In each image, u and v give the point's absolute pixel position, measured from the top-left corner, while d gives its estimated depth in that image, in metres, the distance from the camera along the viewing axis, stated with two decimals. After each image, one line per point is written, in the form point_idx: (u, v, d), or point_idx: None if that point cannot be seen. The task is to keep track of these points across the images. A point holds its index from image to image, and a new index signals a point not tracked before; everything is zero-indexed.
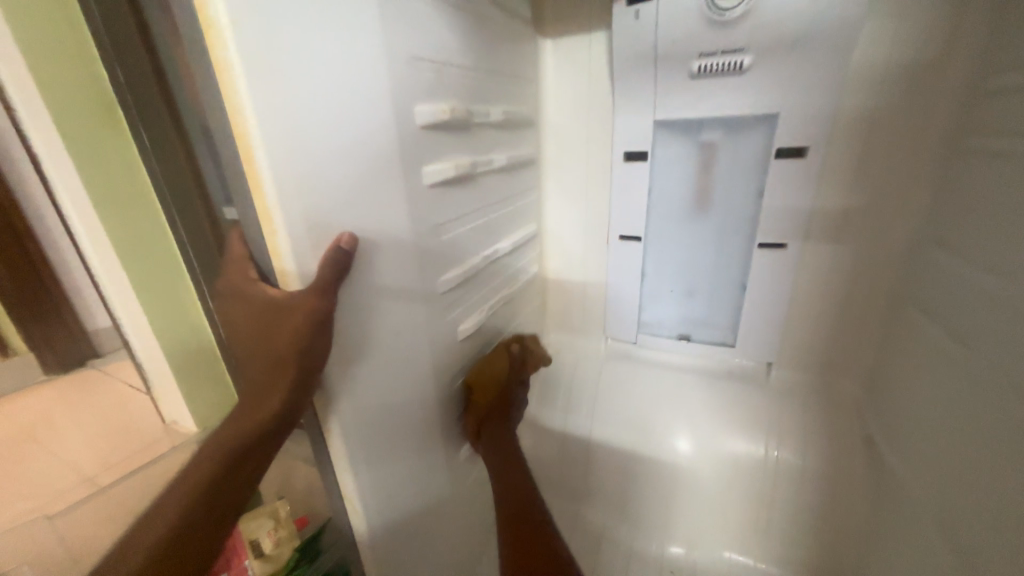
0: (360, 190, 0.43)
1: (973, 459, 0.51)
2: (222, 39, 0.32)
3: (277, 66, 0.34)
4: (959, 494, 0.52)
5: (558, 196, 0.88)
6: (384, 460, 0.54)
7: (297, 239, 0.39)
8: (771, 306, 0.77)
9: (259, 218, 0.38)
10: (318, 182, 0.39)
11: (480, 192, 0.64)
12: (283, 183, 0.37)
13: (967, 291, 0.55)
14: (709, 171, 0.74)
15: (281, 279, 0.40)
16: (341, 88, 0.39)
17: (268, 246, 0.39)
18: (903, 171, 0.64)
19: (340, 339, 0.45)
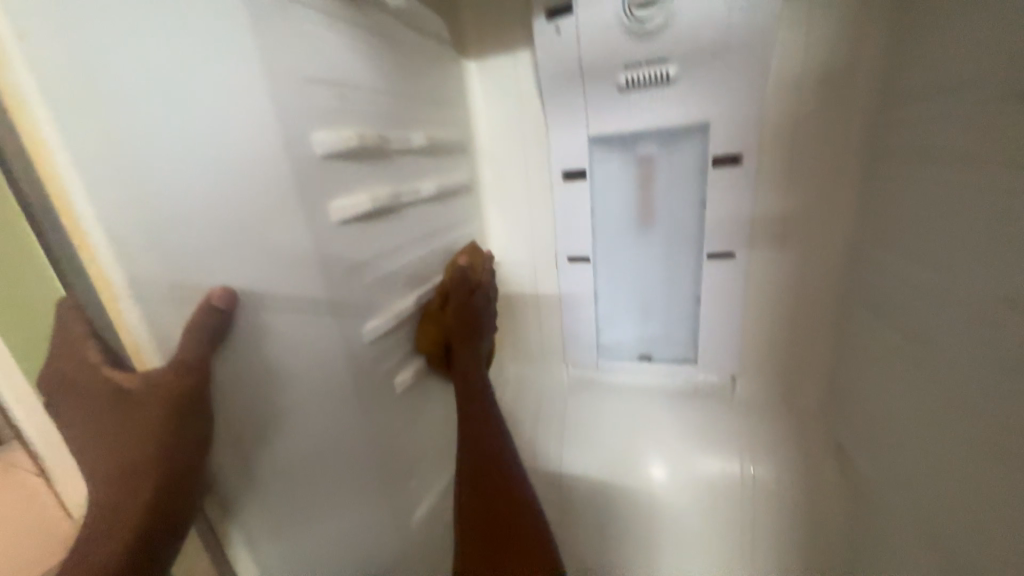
0: (242, 236, 0.36)
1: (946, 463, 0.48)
2: (12, 68, 0.26)
3: (102, 97, 0.28)
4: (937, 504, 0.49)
5: (500, 221, 0.83)
6: (309, 549, 0.45)
7: (153, 307, 0.32)
8: (726, 316, 0.75)
9: (94, 282, 0.30)
10: (180, 234, 0.32)
11: (408, 225, 0.58)
12: (125, 240, 0.30)
13: (911, 287, 0.54)
14: (650, 184, 0.72)
15: (139, 356, 0.32)
16: (203, 120, 0.33)
17: (112, 316, 0.32)
18: (834, 172, 0.64)
19: (227, 416, 0.37)
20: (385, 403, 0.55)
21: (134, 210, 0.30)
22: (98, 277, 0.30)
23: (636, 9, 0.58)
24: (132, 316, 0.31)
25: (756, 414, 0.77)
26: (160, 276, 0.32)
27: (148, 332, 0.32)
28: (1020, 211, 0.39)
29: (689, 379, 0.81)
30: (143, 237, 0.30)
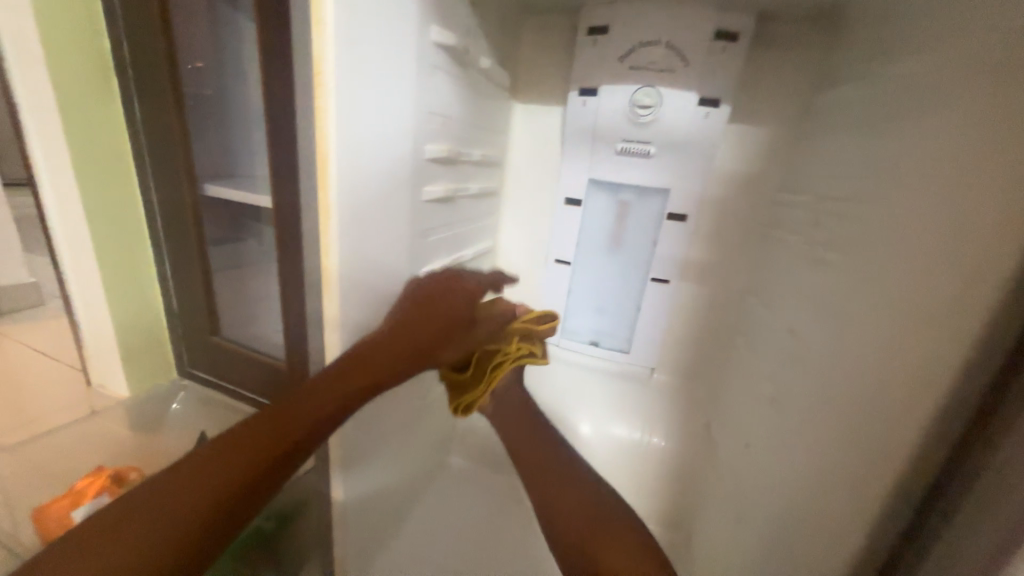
0: (383, 198, 0.61)
1: (750, 428, 0.78)
2: (325, 90, 0.49)
3: (354, 114, 0.52)
4: (742, 455, 0.79)
5: (511, 221, 1.10)
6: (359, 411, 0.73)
7: (343, 235, 0.56)
8: (655, 323, 1.03)
9: (319, 208, 0.54)
10: (363, 197, 0.57)
11: (457, 209, 0.84)
12: (343, 195, 0.54)
13: (760, 323, 0.84)
14: (624, 220, 1.01)
15: (325, 258, 0.56)
16: (383, 135, 0.57)
17: (319, 227, 0.55)
18: (740, 241, 0.94)
19: (352, 306, 0.61)
20: None
21: (351, 180, 0.54)
22: (323, 211, 0.54)
23: (638, 107, 0.86)
24: (333, 235, 0.55)
25: (659, 400, 1.07)
26: (349, 218, 0.56)
27: (337, 247, 0.56)
28: (811, 285, 0.69)
29: (621, 366, 1.09)
30: (349, 195, 0.55)
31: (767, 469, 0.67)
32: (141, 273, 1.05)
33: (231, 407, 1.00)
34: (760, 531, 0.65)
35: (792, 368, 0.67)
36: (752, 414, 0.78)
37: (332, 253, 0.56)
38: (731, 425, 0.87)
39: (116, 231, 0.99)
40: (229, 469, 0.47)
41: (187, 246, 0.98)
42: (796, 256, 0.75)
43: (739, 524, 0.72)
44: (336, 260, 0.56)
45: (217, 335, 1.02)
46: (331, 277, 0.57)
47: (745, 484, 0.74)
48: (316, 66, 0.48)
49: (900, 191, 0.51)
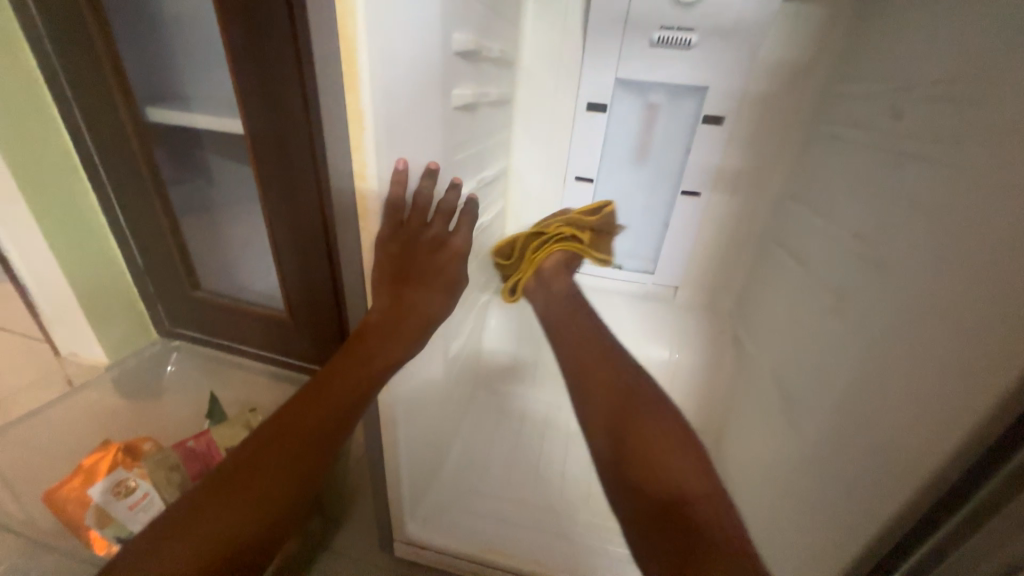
0: (418, 104, 0.49)
1: (797, 335, 0.78)
2: None
3: None
4: (788, 363, 0.79)
5: (523, 137, 0.98)
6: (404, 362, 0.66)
7: (383, 154, 0.45)
8: (681, 239, 1.00)
9: (348, 115, 0.43)
10: (400, 103, 0.46)
11: (478, 120, 0.71)
12: (381, 101, 0.43)
13: (806, 230, 0.81)
14: (651, 127, 0.92)
15: (360, 180, 0.47)
16: (416, 15, 0.44)
17: (352, 140, 0.44)
18: (781, 142, 0.88)
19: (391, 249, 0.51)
20: None
21: (389, 80, 0.43)
22: (355, 123, 0.43)
23: None
24: (371, 154, 0.45)
25: (685, 315, 1.07)
26: (389, 132, 0.45)
27: (376, 169, 0.46)
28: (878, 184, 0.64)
29: (644, 285, 1.08)
30: (388, 101, 0.44)
31: (820, 371, 0.68)
32: (94, 233, 0.87)
33: (237, 366, 0.91)
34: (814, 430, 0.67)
35: (855, 272, 0.65)
36: (799, 322, 0.78)
37: (370, 178, 0.47)
38: (767, 335, 0.88)
39: (40, 170, 0.79)
40: (286, 453, 0.44)
41: (141, 192, 0.77)
42: (860, 154, 0.70)
43: (787, 426, 0.75)
44: (375, 187, 0.47)
45: (198, 292, 0.86)
46: (371, 207, 0.49)
47: (793, 388, 0.75)
48: None
49: (1009, 63, 0.46)
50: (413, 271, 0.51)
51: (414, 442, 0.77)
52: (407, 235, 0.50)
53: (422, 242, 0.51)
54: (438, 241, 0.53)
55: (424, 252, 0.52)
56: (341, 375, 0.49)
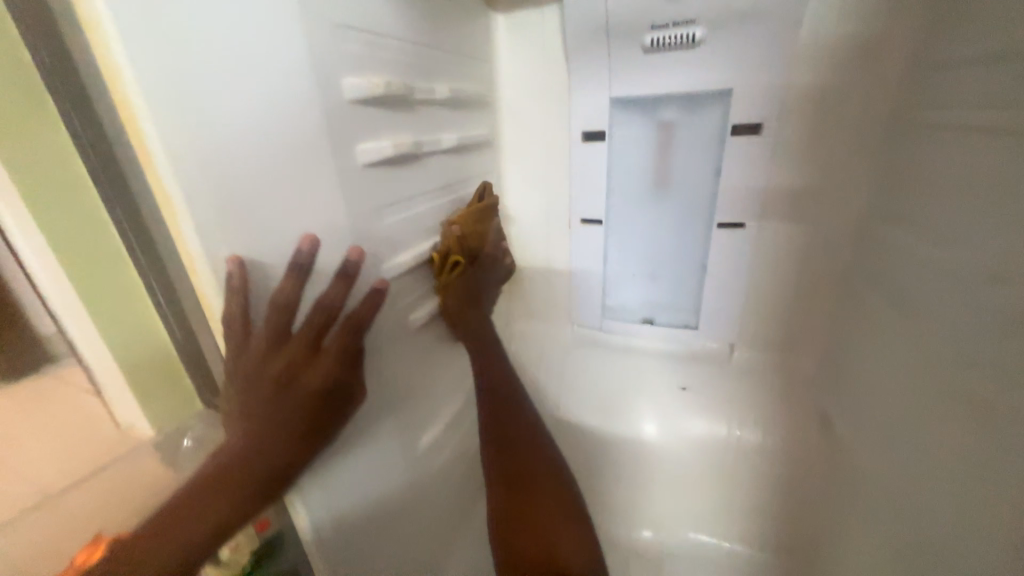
0: (281, 173, 0.40)
1: (923, 430, 0.51)
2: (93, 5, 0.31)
3: (171, 38, 0.32)
4: (918, 476, 0.51)
5: (517, 181, 0.85)
6: (336, 484, 0.53)
7: (211, 241, 0.37)
8: (729, 283, 0.77)
9: (160, 201, 0.36)
10: (229, 177, 0.36)
11: (427, 173, 0.60)
12: (190, 180, 0.35)
13: (916, 265, 0.55)
14: (669, 150, 0.73)
15: (196, 276, 0.38)
16: (247, 72, 0.36)
17: (172, 230, 0.37)
18: (854, 146, 0.64)
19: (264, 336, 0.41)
20: (399, 340, 0.61)
21: (196, 152, 0.34)
22: (169, 210, 0.36)
23: None
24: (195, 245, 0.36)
25: (751, 383, 0.80)
26: (218, 214, 0.36)
27: (207, 261, 0.37)
28: None
29: (689, 345, 0.84)
30: (204, 177, 0.35)
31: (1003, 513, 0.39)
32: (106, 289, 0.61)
33: None
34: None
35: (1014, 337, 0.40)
36: (933, 408, 0.50)
37: (204, 272, 0.37)
38: (871, 417, 0.61)
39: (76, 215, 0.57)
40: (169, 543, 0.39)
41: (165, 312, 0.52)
42: (1000, 145, 0.44)
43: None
44: (213, 284, 0.38)
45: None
46: (217, 306, 0.39)
47: (943, 526, 0.46)
48: None
49: None
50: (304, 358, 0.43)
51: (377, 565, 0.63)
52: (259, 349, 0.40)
53: (300, 336, 0.42)
54: (310, 354, 0.43)
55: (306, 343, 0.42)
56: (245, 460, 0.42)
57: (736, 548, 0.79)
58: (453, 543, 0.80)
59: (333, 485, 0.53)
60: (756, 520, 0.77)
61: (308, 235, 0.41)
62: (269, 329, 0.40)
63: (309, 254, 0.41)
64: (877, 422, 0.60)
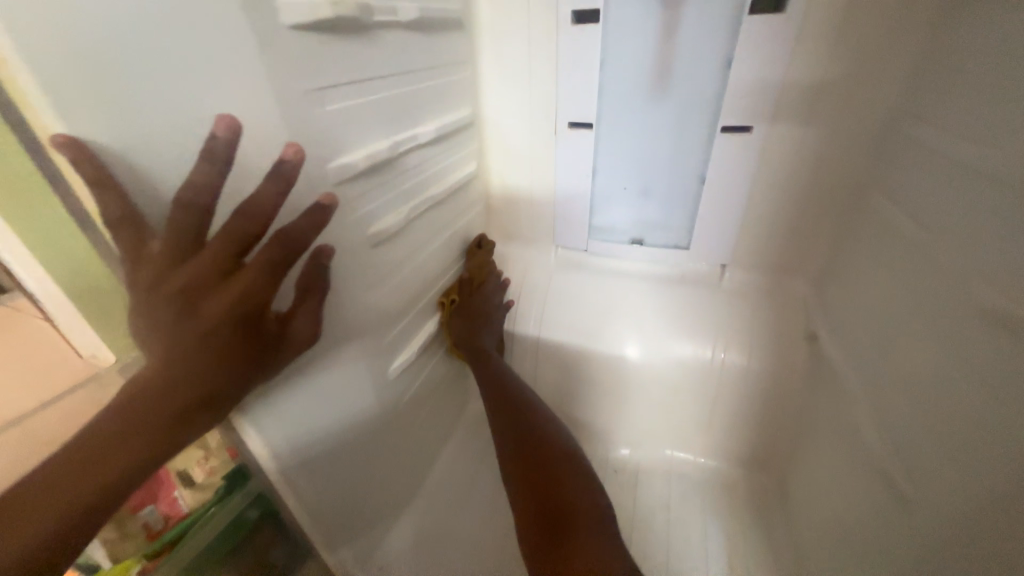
0: (174, 25, 0.31)
1: (922, 340, 0.49)
2: None
3: None
4: (916, 388, 0.49)
5: (496, 77, 0.74)
6: (296, 398, 0.50)
7: (70, 111, 0.28)
8: (730, 196, 0.72)
9: None
10: (80, 24, 0.27)
11: (383, 52, 0.49)
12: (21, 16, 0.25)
13: (943, 169, 0.50)
14: (673, 35, 0.63)
15: (57, 162, 0.30)
16: None
17: (9, 95, 0.27)
18: (884, 30, 0.56)
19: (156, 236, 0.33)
20: (364, 257, 0.54)
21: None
22: (1, 62, 0.26)
23: None
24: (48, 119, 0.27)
25: (741, 304, 0.78)
26: (73, 74, 0.27)
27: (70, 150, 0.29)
28: None
29: (678, 266, 0.81)
30: (43, 14, 0.25)
31: (1007, 422, 0.38)
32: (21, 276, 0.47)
33: None
34: (981, 521, 0.39)
35: None
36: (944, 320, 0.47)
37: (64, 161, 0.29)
38: (859, 327, 0.61)
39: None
40: (101, 460, 0.32)
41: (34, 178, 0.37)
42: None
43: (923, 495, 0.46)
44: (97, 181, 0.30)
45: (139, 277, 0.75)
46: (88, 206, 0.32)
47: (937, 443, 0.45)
48: None
49: None
50: (228, 264, 0.35)
51: (353, 488, 0.62)
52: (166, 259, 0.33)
53: (223, 241, 0.34)
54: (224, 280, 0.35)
55: (229, 251, 0.35)
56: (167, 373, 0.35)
57: (711, 461, 0.81)
58: (432, 466, 0.80)
59: (288, 408, 0.49)
60: (730, 437, 0.79)
61: (224, 116, 0.32)
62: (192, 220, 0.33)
63: (223, 139, 0.32)
64: (868, 336, 0.59)
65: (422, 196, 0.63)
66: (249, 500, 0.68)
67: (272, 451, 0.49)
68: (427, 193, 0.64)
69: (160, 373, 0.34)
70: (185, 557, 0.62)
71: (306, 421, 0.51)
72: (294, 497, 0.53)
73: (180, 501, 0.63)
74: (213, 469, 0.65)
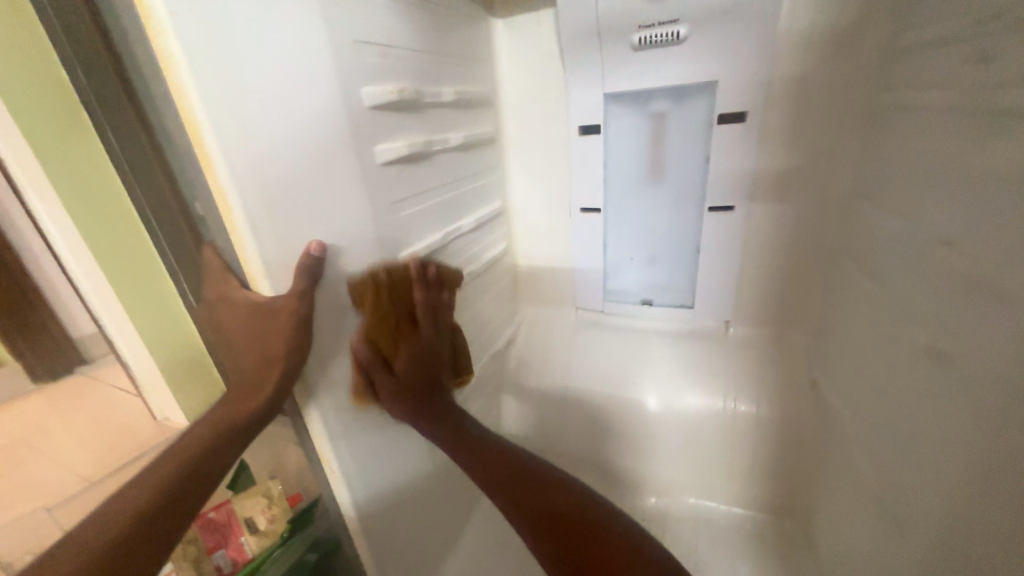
0: (321, 173, 0.47)
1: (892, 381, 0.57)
2: (166, 35, 0.35)
3: (232, 62, 0.38)
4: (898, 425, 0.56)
5: (520, 173, 0.91)
6: (364, 435, 0.59)
7: (258, 229, 0.43)
8: (723, 262, 0.83)
9: (215, 198, 0.42)
10: (274, 181, 0.43)
11: (438, 169, 0.66)
12: (239, 177, 0.40)
13: (886, 238, 0.61)
14: (662, 139, 0.80)
15: (245, 262, 0.44)
16: (298, 87, 0.44)
17: (226, 224, 0.43)
18: (829, 131, 0.70)
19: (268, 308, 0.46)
20: None
21: (242, 150, 0.40)
22: (223, 205, 0.42)
23: None
24: (248, 240, 0.43)
25: (745, 355, 0.86)
26: (260, 205, 0.42)
27: (257, 257, 0.44)
28: (968, 165, 0.46)
29: (687, 323, 0.91)
30: (250, 173, 0.41)
31: (953, 446, 0.45)
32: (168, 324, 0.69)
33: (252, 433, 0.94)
34: (948, 538, 0.44)
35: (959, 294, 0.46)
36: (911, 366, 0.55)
37: (252, 263, 0.44)
38: (849, 374, 0.68)
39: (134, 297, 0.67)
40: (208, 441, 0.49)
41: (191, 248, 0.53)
42: (945, 123, 0.51)
43: (910, 525, 0.51)
44: (258, 272, 0.44)
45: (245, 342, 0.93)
46: (257, 291, 0.46)
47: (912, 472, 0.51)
48: (144, 7, 0.35)
49: None
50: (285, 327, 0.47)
51: (403, 529, 0.69)
52: (257, 329, 0.47)
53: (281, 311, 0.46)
54: (296, 346, 0.47)
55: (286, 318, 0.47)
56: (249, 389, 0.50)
57: (734, 510, 0.84)
58: (469, 516, 0.86)
59: (359, 445, 0.59)
60: (750, 485, 0.82)
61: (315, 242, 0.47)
62: (290, 300, 0.46)
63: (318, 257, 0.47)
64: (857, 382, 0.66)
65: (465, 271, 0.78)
66: (309, 545, 0.74)
67: (346, 485, 0.58)
68: (468, 269, 0.79)
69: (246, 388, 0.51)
70: None
71: (371, 460, 0.61)
72: (358, 533, 0.61)
73: (246, 545, 0.72)
74: (274, 516, 0.74)
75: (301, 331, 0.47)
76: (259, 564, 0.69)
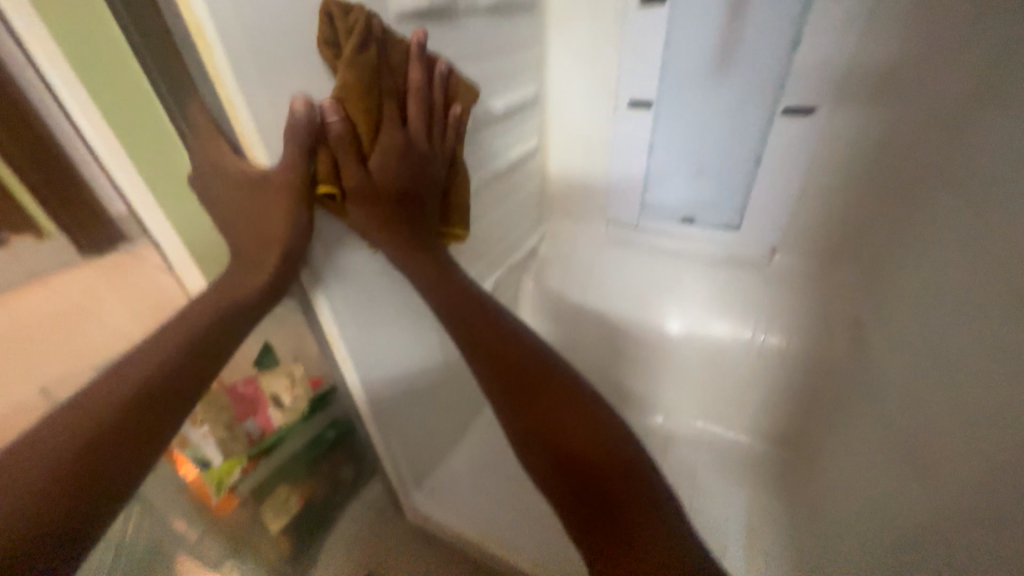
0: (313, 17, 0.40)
1: None
2: None
3: None
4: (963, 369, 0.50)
5: (561, 56, 0.78)
6: (373, 327, 0.59)
7: (245, 78, 0.37)
8: (787, 177, 0.73)
9: (193, 37, 0.36)
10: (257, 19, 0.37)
11: (467, 36, 0.57)
12: (216, 7, 0.34)
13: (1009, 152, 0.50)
14: (741, 20, 0.64)
15: (235, 123, 0.40)
16: None
17: (209, 72, 0.37)
18: (959, 13, 0.56)
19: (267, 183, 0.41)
20: None
21: None
22: (201, 44, 0.36)
23: None
24: (234, 91, 0.37)
25: (786, 286, 0.79)
26: (249, 54, 0.37)
27: (247, 114, 0.39)
28: None
29: (727, 246, 0.83)
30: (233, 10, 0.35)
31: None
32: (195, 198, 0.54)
33: None
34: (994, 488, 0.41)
35: None
36: (995, 309, 0.49)
37: (242, 121, 0.39)
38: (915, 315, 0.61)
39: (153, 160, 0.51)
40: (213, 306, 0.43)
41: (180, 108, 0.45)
42: None
43: (955, 472, 0.47)
44: (249, 132, 0.39)
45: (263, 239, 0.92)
46: (253, 158, 0.41)
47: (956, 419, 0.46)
48: None
49: None
50: (280, 198, 0.41)
51: (413, 418, 0.72)
52: (252, 199, 0.42)
53: (274, 180, 0.40)
54: (292, 224, 0.42)
55: (278, 189, 0.41)
56: (246, 259, 0.45)
57: (742, 439, 0.83)
58: (476, 415, 0.89)
59: (371, 337, 0.59)
60: (761, 416, 0.81)
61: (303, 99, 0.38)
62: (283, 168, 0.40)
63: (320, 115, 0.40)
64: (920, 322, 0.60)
65: (487, 167, 0.70)
66: (329, 422, 0.80)
67: (356, 373, 0.58)
68: (490, 165, 0.71)
69: (240, 253, 0.45)
70: (279, 458, 0.74)
71: (380, 351, 0.61)
72: (369, 415, 0.63)
73: (272, 418, 0.73)
74: (297, 394, 0.74)
75: (302, 205, 0.42)
76: (285, 433, 0.74)
